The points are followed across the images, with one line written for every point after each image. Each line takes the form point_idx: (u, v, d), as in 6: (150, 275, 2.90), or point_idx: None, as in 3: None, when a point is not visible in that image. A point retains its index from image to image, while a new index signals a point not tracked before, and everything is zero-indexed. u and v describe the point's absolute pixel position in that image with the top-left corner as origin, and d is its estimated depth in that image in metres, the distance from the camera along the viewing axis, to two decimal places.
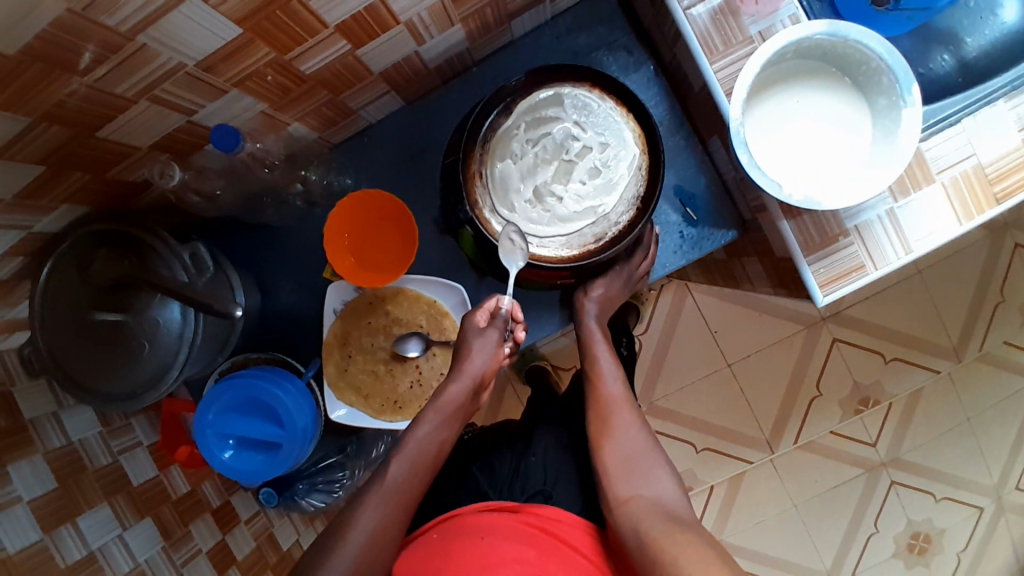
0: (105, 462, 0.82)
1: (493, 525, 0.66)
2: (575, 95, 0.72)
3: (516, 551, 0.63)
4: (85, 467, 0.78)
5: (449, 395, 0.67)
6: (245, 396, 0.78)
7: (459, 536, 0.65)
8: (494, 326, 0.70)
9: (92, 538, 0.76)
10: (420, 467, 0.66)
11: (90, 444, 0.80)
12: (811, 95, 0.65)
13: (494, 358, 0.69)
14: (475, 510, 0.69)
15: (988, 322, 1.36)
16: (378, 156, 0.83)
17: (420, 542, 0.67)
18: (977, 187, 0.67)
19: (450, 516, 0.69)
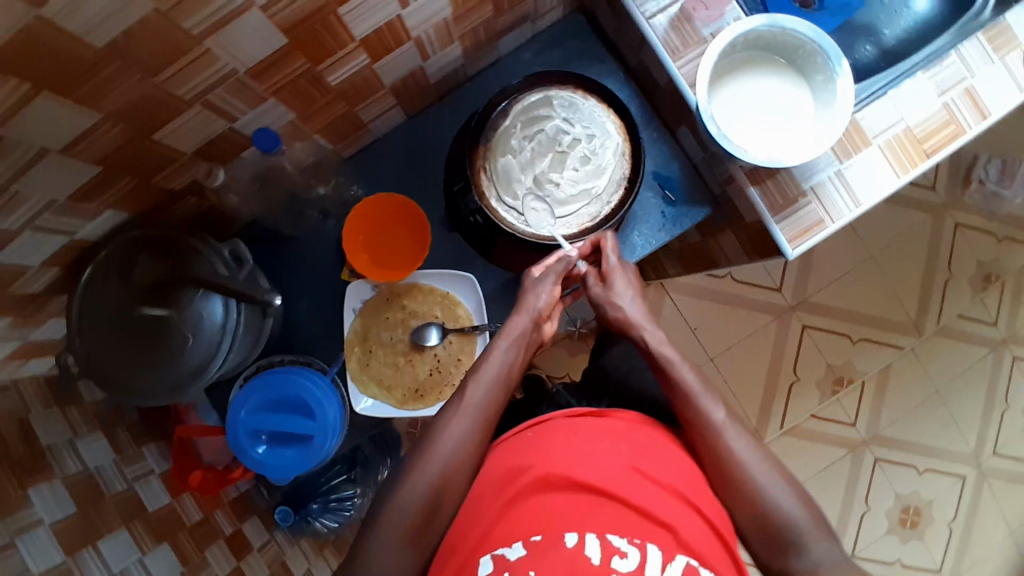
0: (119, 490, 0.81)
1: (580, 428, 0.65)
2: (562, 96, 0.83)
3: (607, 451, 0.62)
4: (103, 492, 0.78)
5: (512, 324, 0.74)
6: (272, 395, 0.82)
7: (551, 436, 0.64)
8: (550, 271, 0.77)
9: (113, 563, 0.74)
10: (495, 391, 0.70)
11: (105, 471, 0.80)
12: (762, 79, 0.77)
13: (552, 298, 0.77)
14: (563, 415, 0.67)
15: (941, 297, 1.50)
16: (385, 167, 0.92)
17: (505, 439, 0.68)
18: (908, 145, 0.80)
19: (538, 418, 0.68)
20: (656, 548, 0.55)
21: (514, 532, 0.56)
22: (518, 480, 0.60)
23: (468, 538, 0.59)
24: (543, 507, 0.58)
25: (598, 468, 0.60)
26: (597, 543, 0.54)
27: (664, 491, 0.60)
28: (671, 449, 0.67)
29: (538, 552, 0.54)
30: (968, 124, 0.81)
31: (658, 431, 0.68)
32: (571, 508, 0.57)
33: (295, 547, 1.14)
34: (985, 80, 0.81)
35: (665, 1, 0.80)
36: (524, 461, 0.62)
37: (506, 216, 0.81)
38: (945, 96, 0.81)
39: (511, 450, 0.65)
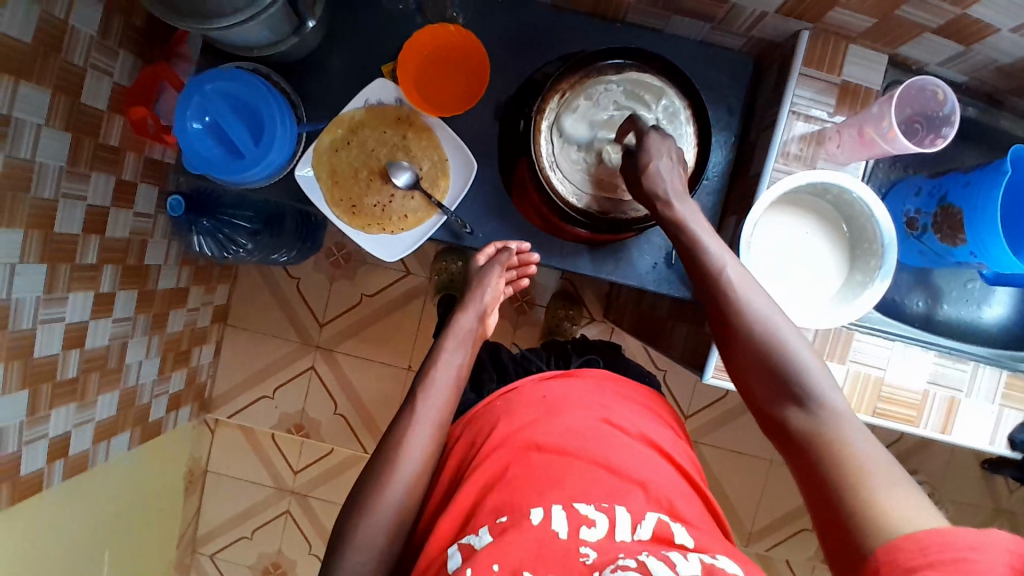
0: (74, 62, 0.93)
1: (547, 395, 0.80)
2: (672, 103, 0.81)
3: (567, 420, 0.77)
4: (59, 51, 0.90)
5: (459, 324, 0.85)
6: (243, 97, 0.81)
7: (520, 398, 0.81)
8: (496, 262, 0.86)
9: (21, 109, 0.85)
10: (448, 393, 0.80)
11: (77, 37, 0.92)
12: (819, 236, 0.76)
13: (495, 291, 0.88)
14: (531, 381, 0.84)
15: (785, 534, 1.50)
16: (495, 21, 0.87)
17: (478, 409, 0.84)
18: (869, 391, 0.83)
19: (508, 387, 0.84)
20: (623, 512, 0.67)
21: (480, 522, 0.67)
22: (484, 463, 0.73)
23: (440, 536, 0.69)
24: (502, 488, 0.69)
25: (550, 438, 0.74)
26: (561, 516, 0.65)
27: (628, 454, 0.74)
28: (628, 406, 0.83)
29: (502, 532, 0.64)
30: (926, 418, 0.84)
31: (622, 386, 0.86)
32: (534, 477, 0.70)
33: (162, 241, 1.24)
34: (969, 407, 0.85)
35: (815, 114, 0.79)
36: (489, 435, 0.77)
37: (543, 145, 0.79)
38: (930, 385, 0.84)
39: (480, 422, 0.81)
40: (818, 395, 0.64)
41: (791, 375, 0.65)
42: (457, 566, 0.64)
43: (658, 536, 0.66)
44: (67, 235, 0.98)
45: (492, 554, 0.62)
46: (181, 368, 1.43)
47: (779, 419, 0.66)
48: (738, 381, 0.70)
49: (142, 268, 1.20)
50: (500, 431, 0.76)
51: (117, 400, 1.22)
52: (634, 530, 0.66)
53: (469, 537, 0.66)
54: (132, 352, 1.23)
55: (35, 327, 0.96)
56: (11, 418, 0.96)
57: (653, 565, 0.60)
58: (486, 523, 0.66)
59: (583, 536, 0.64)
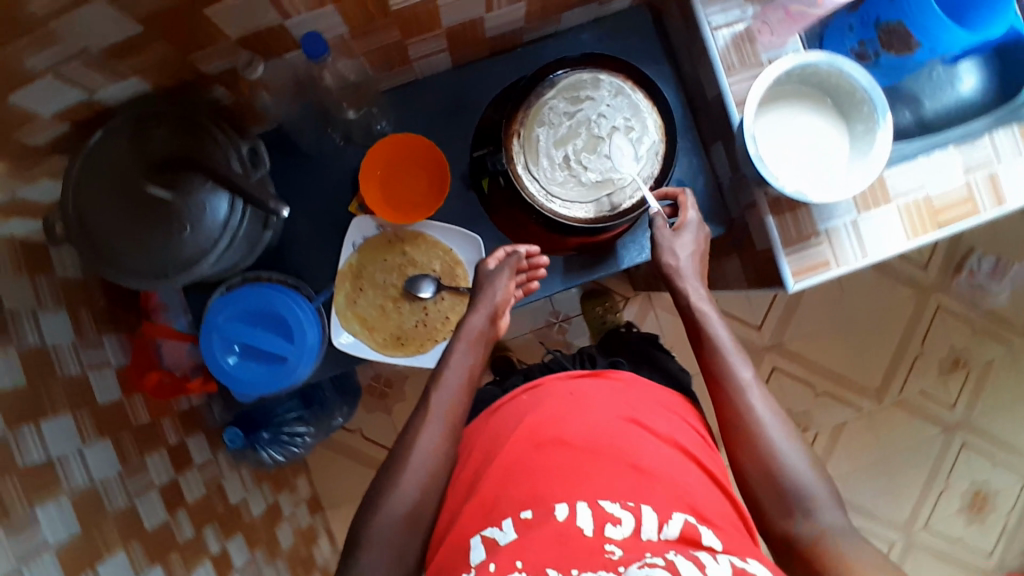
0: (71, 372, 0.89)
1: (573, 392, 0.77)
2: (612, 83, 0.82)
3: (593, 417, 0.73)
4: (53, 372, 0.85)
5: (468, 323, 0.80)
6: (254, 309, 0.81)
7: (548, 397, 0.77)
8: (504, 265, 0.83)
9: (52, 445, 0.82)
10: (460, 393, 0.77)
11: (60, 351, 0.88)
12: (802, 114, 0.79)
13: (505, 292, 0.82)
14: (558, 376, 0.81)
15: (907, 371, 1.54)
16: (418, 110, 0.89)
17: (502, 403, 0.81)
18: (924, 212, 0.86)
19: (533, 385, 0.82)
20: (650, 510, 0.62)
21: (502, 514, 0.65)
22: (506, 472, 0.69)
23: (465, 529, 0.66)
24: (524, 481, 0.67)
25: (583, 439, 0.70)
26: (586, 513, 0.62)
27: (656, 452, 0.70)
28: (664, 411, 0.77)
29: (528, 529, 0.62)
30: (984, 205, 0.87)
31: (652, 389, 0.80)
32: (561, 476, 0.66)
33: (233, 474, 1.21)
34: (1008, 170, 0.87)
35: (732, 17, 0.82)
36: (513, 431, 0.74)
37: (529, 185, 0.81)
38: (969, 176, 0.87)
39: (501, 423, 0.77)
40: (816, 504, 0.66)
41: (788, 478, 0.68)
42: (481, 559, 0.61)
43: (686, 536, 0.60)
44: (158, 526, 0.95)
45: (516, 552, 0.59)
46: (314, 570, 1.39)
47: (785, 534, 0.67)
48: (737, 480, 0.72)
49: (234, 509, 1.16)
50: (523, 429, 0.73)
51: None
52: (658, 531, 0.61)
53: (493, 530, 0.64)
54: None
55: None
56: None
57: (680, 562, 0.54)
58: (509, 517, 0.64)
59: (609, 534, 0.60)
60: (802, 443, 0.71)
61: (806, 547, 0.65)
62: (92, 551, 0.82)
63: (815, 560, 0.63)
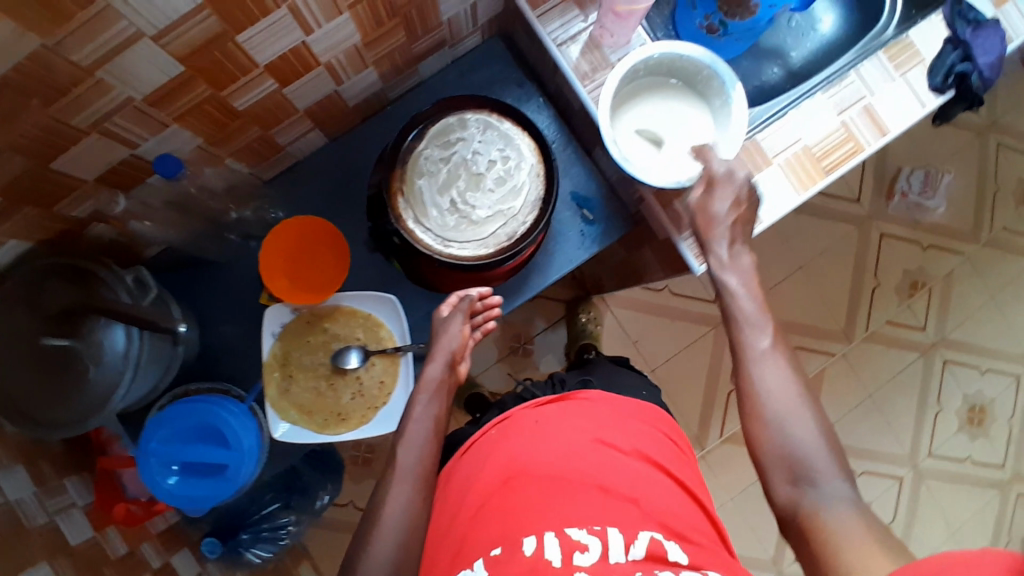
0: (40, 522, 0.84)
1: (539, 419, 0.75)
2: (478, 119, 0.84)
3: (559, 441, 0.72)
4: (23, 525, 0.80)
5: (425, 374, 0.80)
6: (187, 424, 0.80)
7: (514, 429, 0.75)
8: (457, 311, 0.83)
9: None
10: (420, 448, 0.75)
11: (25, 504, 0.82)
12: (662, 103, 0.81)
13: (459, 337, 0.82)
14: (525, 408, 0.78)
15: (869, 305, 1.55)
16: (305, 190, 0.91)
17: (475, 441, 0.78)
18: (808, 163, 0.87)
19: (501, 417, 0.78)
20: (616, 532, 0.63)
21: (475, 554, 0.63)
22: (478, 511, 0.68)
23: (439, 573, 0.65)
24: (500, 517, 0.65)
25: (550, 467, 0.69)
26: (554, 543, 0.61)
27: (621, 471, 0.70)
28: (630, 423, 0.77)
29: (496, 566, 0.61)
30: (867, 140, 0.87)
31: (619, 403, 0.79)
32: (530, 507, 0.65)
33: None
34: (882, 99, 0.87)
35: (574, 30, 0.84)
36: (482, 469, 0.72)
37: (423, 236, 0.82)
38: (844, 115, 0.88)
39: (475, 463, 0.74)
40: (820, 476, 0.63)
41: (796, 451, 0.65)
42: None
43: (652, 554, 0.62)
44: None
45: None
46: None
47: (783, 508, 0.65)
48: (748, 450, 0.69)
49: None
50: (489, 468, 0.71)
51: None
52: (626, 552, 0.61)
53: (464, 572, 0.63)
54: None
55: None
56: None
57: None
58: (479, 557, 0.63)
59: (578, 562, 0.59)
60: (813, 414, 0.67)
61: (804, 521, 0.62)
62: None
63: (810, 535, 0.61)
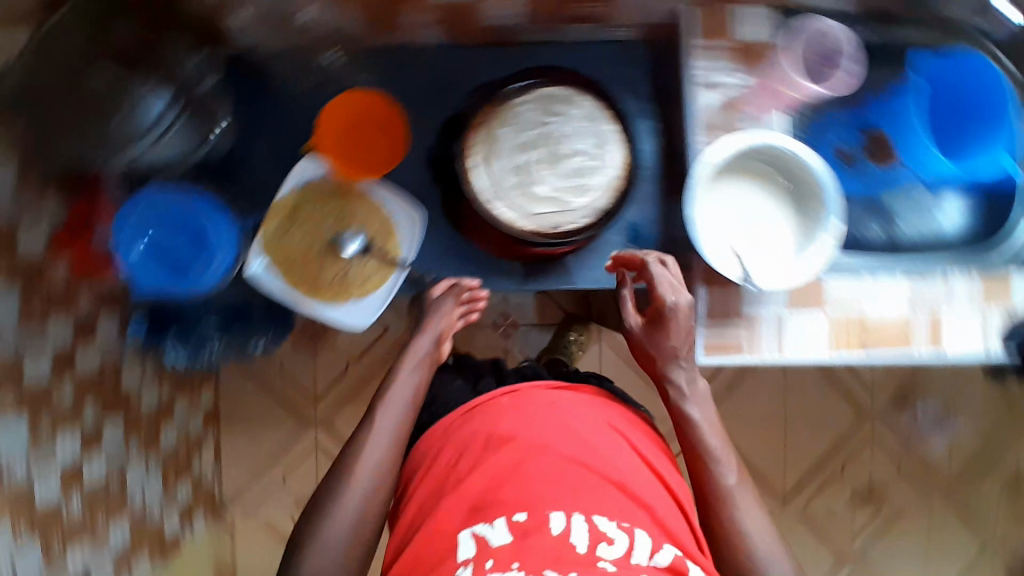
0: None
1: (557, 398, 0.75)
2: (591, 105, 0.81)
3: (579, 426, 0.71)
4: None
5: (415, 344, 0.81)
6: (174, 212, 0.80)
7: (531, 399, 0.74)
8: (449, 295, 0.86)
9: None
10: (400, 409, 0.76)
11: None
12: (758, 195, 0.79)
13: (449, 318, 0.84)
14: (536, 385, 0.78)
15: (820, 484, 1.53)
16: (398, 75, 0.91)
17: (477, 401, 0.77)
18: (852, 329, 0.84)
19: (511, 387, 0.78)
20: (644, 536, 0.63)
21: (496, 512, 0.64)
22: (480, 469, 0.68)
23: (447, 523, 0.66)
24: (512, 484, 0.65)
25: (571, 446, 0.69)
26: (582, 527, 0.62)
27: (640, 472, 0.70)
28: (644, 432, 0.77)
29: (523, 534, 0.61)
30: (914, 343, 0.84)
31: (629, 412, 0.79)
32: (546, 482, 0.65)
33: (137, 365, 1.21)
34: (954, 315, 0.84)
35: (722, 82, 0.82)
36: (495, 426, 0.72)
37: (477, 178, 0.80)
38: (909, 308, 0.85)
39: (473, 421, 0.74)
40: None
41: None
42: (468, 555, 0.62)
43: (675, 567, 0.62)
44: None
45: (510, 555, 0.60)
46: (187, 479, 1.39)
47: None
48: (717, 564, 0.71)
49: (123, 397, 1.16)
50: (499, 431, 0.71)
51: (129, 531, 1.15)
52: (650, 557, 0.62)
53: (481, 528, 0.63)
54: (133, 482, 1.18)
55: None
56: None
57: None
58: (501, 516, 0.63)
59: (602, 553, 0.60)
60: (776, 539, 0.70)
61: None
62: None
63: None
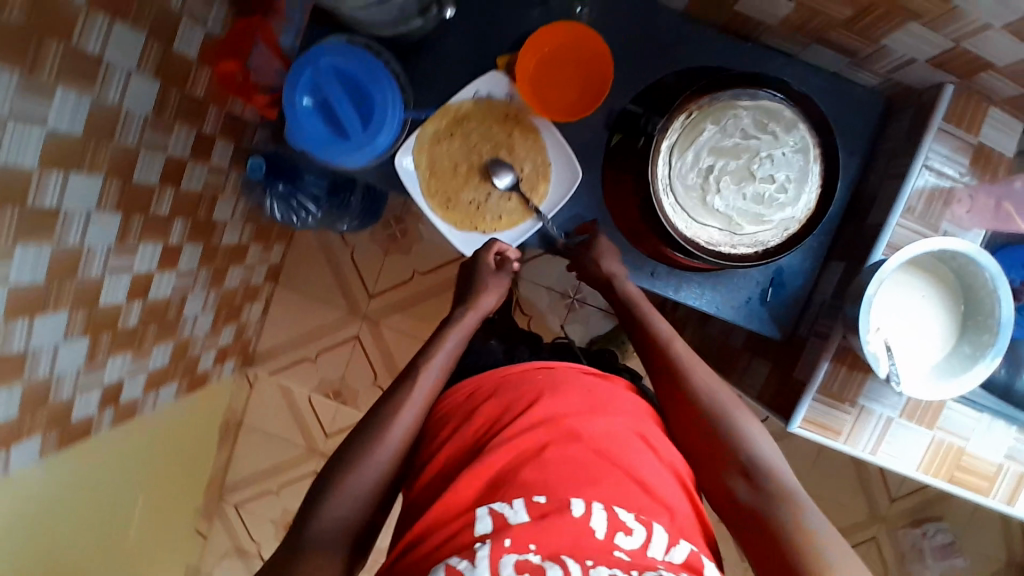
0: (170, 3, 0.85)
1: (594, 388, 0.70)
2: (804, 137, 0.75)
3: (609, 421, 0.66)
4: None
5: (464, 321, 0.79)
6: (353, 74, 0.77)
7: (564, 379, 0.71)
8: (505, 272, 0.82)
9: (110, 49, 0.76)
10: (435, 375, 0.73)
11: None
12: (930, 301, 0.74)
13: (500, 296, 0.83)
14: (574, 368, 0.74)
15: None
16: (622, 22, 0.82)
17: (510, 372, 0.72)
18: (947, 457, 0.81)
19: (547, 363, 0.74)
20: (661, 529, 0.59)
21: (515, 492, 0.59)
22: (506, 440, 0.63)
23: (461, 491, 0.60)
24: (534, 463, 0.61)
25: (596, 434, 0.64)
26: (602, 514, 0.57)
27: (660, 469, 0.65)
28: (672, 436, 0.71)
29: (542, 516, 0.56)
30: (993, 494, 0.82)
31: (654, 412, 0.73)
32: (570, 466, 0.61)
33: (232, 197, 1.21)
34: None
35: (946, 171, 0.76)
36: (529, 403, 0.67)
37: (660, 164, 0.74)
38: (1005, 460, 0.81)
39: (502, 392, 0.70)
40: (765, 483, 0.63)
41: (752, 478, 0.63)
42: (487, 530, 0.56)
43: (690, 565, 0.57)
44: (144, 184, 0.92)
45: (529, 531, 0.55)
46: (232, 321, 1.42)
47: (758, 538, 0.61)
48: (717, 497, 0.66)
49: (211, 223, 1.16)
50: (530, 404, 0.66)
51: (171, 350, 1.18)
52: (667, 552, 0.57)
53: (499, 504, 0.58)
54: (191, 305, 1.20)
55: (104, 275, 0.90)
56: (86, 384, 0.95)
57: None
58: (521, 496, 0.58)
59: (620, 542, 0.56)
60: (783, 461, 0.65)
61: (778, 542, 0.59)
62: (77, 159, 0.77)
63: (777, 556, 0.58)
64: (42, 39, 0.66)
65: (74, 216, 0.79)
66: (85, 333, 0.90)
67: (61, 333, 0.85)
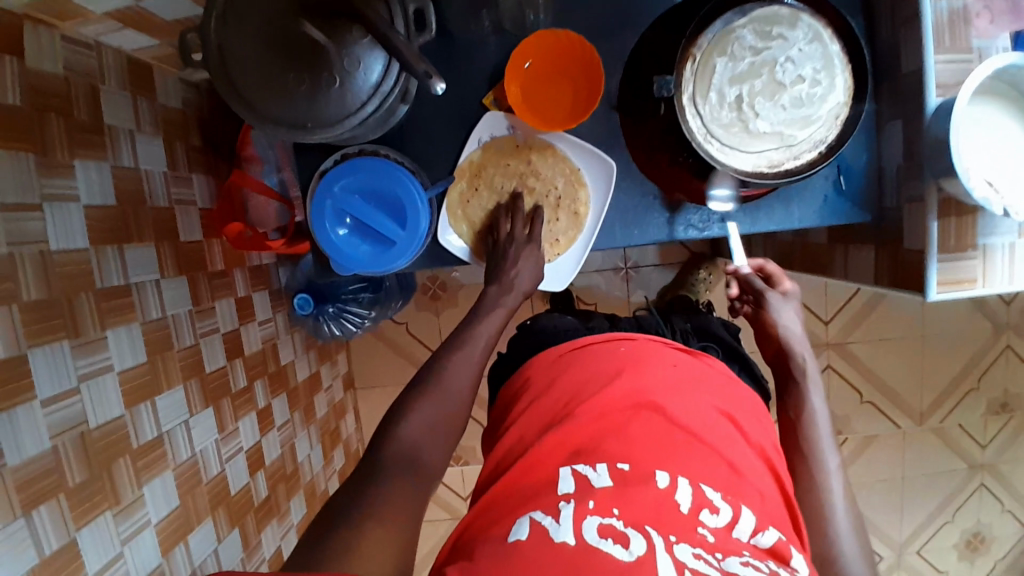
0: (160, 203, 0.86)
1: (676, 363, 0.75)
2: (811, 24, 0.72)
3: (693, 400, 0.70)
4: (145, 200, 0.82)
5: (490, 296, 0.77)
6: (369, 182, 0.77)
7: (646, 354, 0.75)
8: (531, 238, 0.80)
9: (132, 272, 0.77)
10: (484, 349, 0.73)
11: (152, 178, 0.84)
12: (1012, 118, 0.70)
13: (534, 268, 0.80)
14: (652, 340, 0.79)
15: (956, 401, 1.50)
16: (578, 7, 0.80)
17: (586, 343, 0.79)
18: None
19: (627, 336, 0.80)
20: (748, 513, 0.59)
21: (598, 458, 0.63)
22: (590, 418, 0.68)
23: (546, 464, 0.65)
24: (616, 435, 0.66)
25: (680, 415, 0.68)
26: (686, 489, 0.59)
27: (741, 449, 0.67)
28: (754, 417, 0.74)
29: (625, 482, 0.60)
30: None
31: (736, 391, 0.76)
32: (651, 438, 0.65)
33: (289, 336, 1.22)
34: None
35: None
36: (609, 381, 0.72)
37: (690, 120, 0.73)
38: None
39: (585, 365, 0.75)
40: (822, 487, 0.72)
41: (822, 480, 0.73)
42: (569, 489, 0.60)
43: (777, 550, 0.56)
44: (216, 371, 0.93)
45: (613, 499, 0.58)
46: (337, 443, 1.43)
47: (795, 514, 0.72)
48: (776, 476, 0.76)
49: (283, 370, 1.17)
50: (615, 389, 0.70)
51: (304, 498, 1.20)
52: (753, 535, 0.57)
53: (584, 467, 0.62)
54: (301, 450, 1.22)
55: (223, 468, 0.92)
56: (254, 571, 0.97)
57: None
58: (605, 463, 0.62)
59: (704, 518, 0.57)
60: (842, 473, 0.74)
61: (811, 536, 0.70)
62: (153, 385, 0.78)
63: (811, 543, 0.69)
64: (74, 298, 0.67)
65: (175, 433, 0.82)
66: (232, 527, 0.93)
67: (214, 538, 0.88)
